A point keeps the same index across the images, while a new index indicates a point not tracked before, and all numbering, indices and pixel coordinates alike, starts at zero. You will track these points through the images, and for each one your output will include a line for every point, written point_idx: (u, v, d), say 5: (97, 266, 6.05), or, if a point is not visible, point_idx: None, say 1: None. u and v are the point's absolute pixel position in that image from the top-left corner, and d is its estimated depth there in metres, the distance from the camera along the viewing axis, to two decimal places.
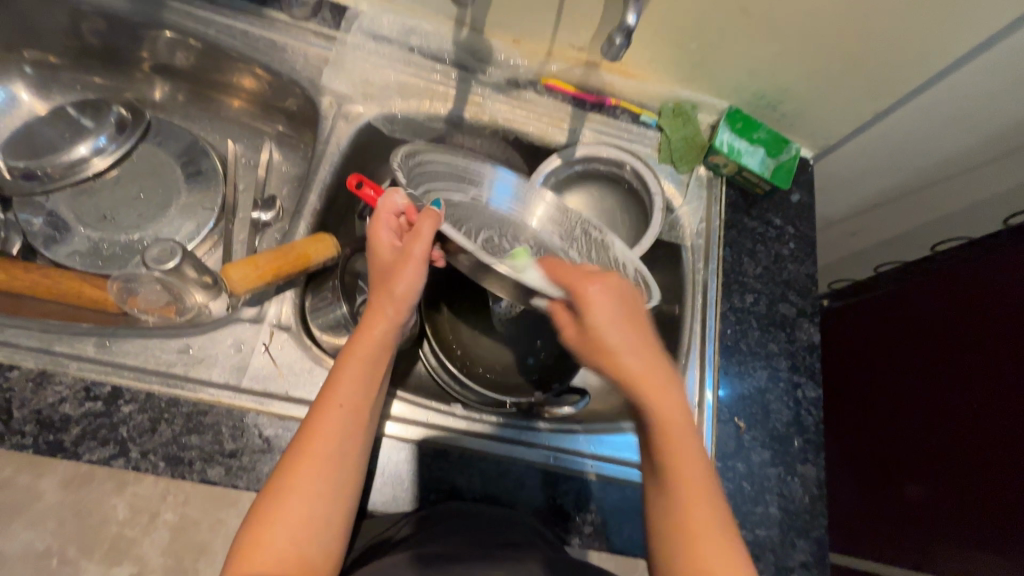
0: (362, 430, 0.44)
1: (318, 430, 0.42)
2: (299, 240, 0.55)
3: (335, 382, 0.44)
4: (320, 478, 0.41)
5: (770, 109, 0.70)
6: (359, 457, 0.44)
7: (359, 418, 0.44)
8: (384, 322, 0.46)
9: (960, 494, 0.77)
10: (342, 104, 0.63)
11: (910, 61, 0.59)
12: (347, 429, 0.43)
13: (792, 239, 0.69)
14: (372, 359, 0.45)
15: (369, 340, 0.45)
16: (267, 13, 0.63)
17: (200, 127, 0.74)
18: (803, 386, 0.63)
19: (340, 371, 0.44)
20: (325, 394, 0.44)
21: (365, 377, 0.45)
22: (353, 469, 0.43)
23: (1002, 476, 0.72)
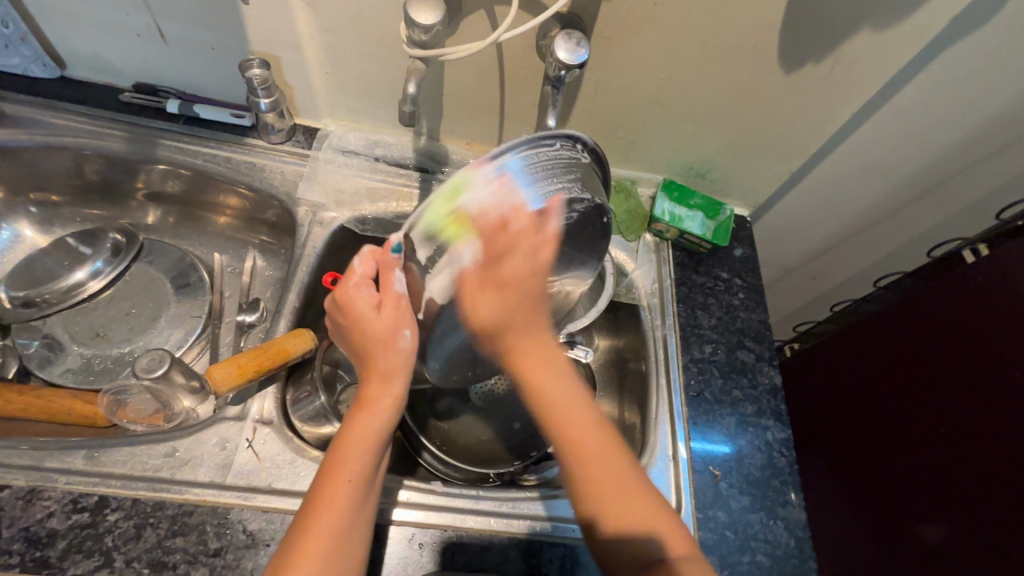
0: (370, 503, 0.46)
1: (330, 504, 0.43)
2: (279, 337, 0.58)
3: (347, 457, 0.45)
4: (328, 556, 0.41)
5: (700, 178, 0.78)
6: (363, 528, 0.45)
7: (365, 494, 0.45)
8: (394, 391, 0.50)
9: (965, 531, 0.74)
10: (317, 211, 0.70)
11: (806, 129, 0.68)
12: (356, 504, 0.44)
13: (741, 290, 0.75)
14: (380, 434, 0.48)
15: (381, 417, 0.48)
16: (247, 141, 0.72)
17: (190, 243, 0.81)
18: (771, 429, 0.65)
19: (355, 443, 0.46)
20: (339, 465, 0.45)
21: (374, 447, 0.47)
22: (359, 543, 0.44)
23: (998, 504, 0.71)
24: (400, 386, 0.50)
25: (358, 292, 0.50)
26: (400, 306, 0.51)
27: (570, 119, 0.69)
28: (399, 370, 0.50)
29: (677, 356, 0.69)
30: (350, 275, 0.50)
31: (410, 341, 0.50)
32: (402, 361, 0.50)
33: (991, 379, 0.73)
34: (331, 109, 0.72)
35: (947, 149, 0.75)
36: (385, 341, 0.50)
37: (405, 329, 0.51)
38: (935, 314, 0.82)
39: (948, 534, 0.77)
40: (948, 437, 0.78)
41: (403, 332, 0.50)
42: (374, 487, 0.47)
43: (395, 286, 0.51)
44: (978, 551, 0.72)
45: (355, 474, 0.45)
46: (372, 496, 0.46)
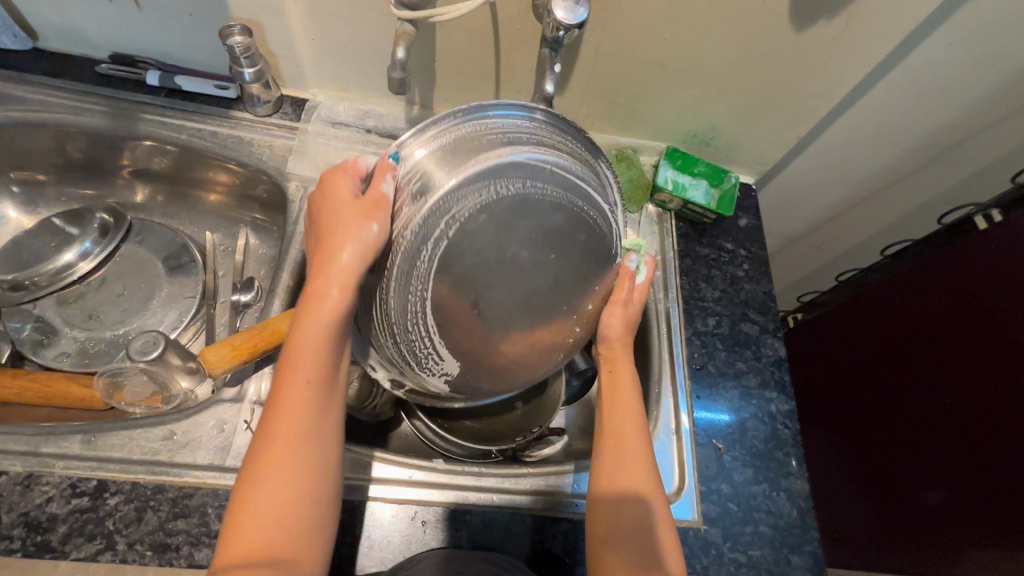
0: (334, 400, 0.43)
1: (289, 408, 0.40)
2: (273, 317, 0.56)
3: (301, 357, 0.41)
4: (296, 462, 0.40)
5: (704, 145, 0.76)
6: (334, 425, 0.43)
7: (325, 394, 0.42)
8: (345, 280, 0.41)
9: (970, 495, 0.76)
10: (308, 186, 0.67)
11: (816, 91, 0.65)
12: (318, 404, 0.41)
13: (745, 261, 0.73)
14: (334, 334, 0.42)
15: (332, 310, 0.41)
16: (233, 114, 0.69)
17: (180, 222, 0.79)
18: (775, 401, 0.65)
19: (306, 344, 0.41)
20: (292, 369, 0.41)
21: (329, 344, 0.42)
22: (328, 439, 0.42)
23: (1000, 470, 0.71)
24: (353, 276, 0.42)
25: (340, 179, 0.44)
26: (376, 203, 0.42)
27: (569, 85, 0.66)
28: (348, 263, 0.41)
29: (680, 330, 0.68)
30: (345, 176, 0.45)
31: (378, 237, 0.41)
32: (358, 252, 0.41)
33: (995, 348, 0.72)
34: (318, 78, 0.69)
35: (962, 111, 0.72)
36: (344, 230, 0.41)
37: (374, 221, 0.41)
38: (942, 282, 0.81)
39: (953, 497, 0.78)
40: (952, 405, 0.78)
41: (367, 227, 0.41)
42: (336, 383, 0.43)
43: (382, 186, 0.42)
44: (981, 515, 0.75)
45: (312, 373, 0.41)
46: (336, 389, 0.43)
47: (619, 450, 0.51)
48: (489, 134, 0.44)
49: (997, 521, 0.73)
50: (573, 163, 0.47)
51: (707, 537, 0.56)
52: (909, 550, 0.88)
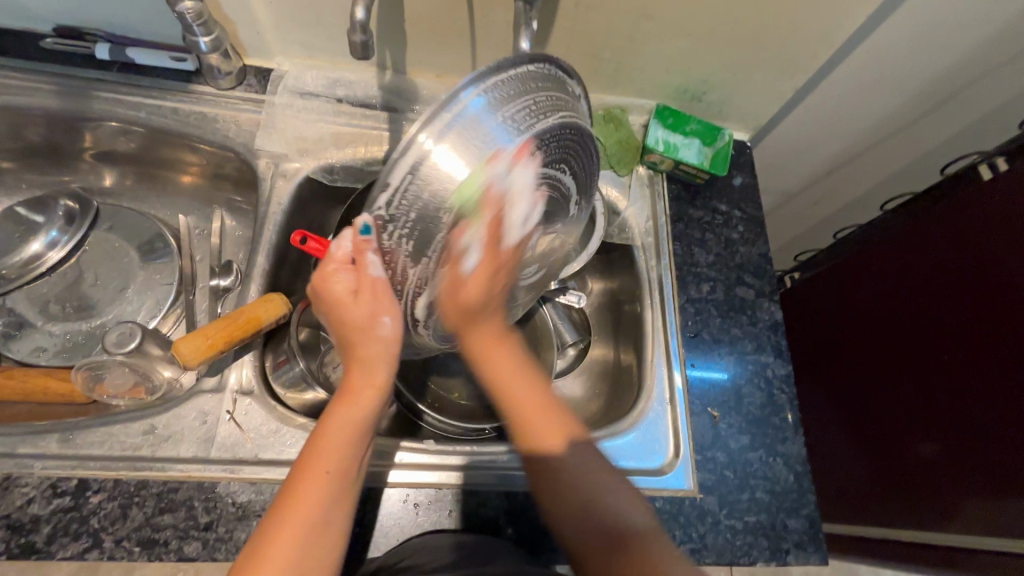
0: (347, 502, 0.41)
1: (304, 496, 0.39)
2: (249, 304, 0.54)
3: (325, 447, 0.41)
4: (299, 558, 0.37)
5: (696, 102, 0.72)
6: (340, 536, 0.40)
7: (343, 490, 0.40)
8: (377, 379, 0.44)
9: (965, 449, 0.75)
10: (279, 163, 0.64)
11: (815, 37, 0.61)
12: (332, 502, 0.39)
13: (740, 222, 0.71)
14: (359, 434, 0.42)
15: (363, 406, 0.43)
16: (194, 88, 0.65)
17: (152, 206, 0.75)
18: (772, 365, 0.64)
19: (335, 435, 0.41)
20: (314, 456, 0.40)
21: (354, 444, 0.42)
22: (336, 539, 0.39)
23: (1004, 423, 0.70)
24: (384, 374, 0.44)
25: (334, 276, 0.44)
26: (377, 291, 0.43)
27: (551, 41, 0.61)
28: (379, 357, 0.44)
29: (673, 297, 0.66)
30: (335, 255, 0.44)
31: (390, 329, 0.44)
32: (382, 347, 0.44)
33: (1006, 300, 0.70)
34: (282, 44, 0.64)
35: (970, 53, 0.68)
36: (362, 327, 0.43)
37: (385, 314, 0.43)
38: (951, 234, 0.78)
39: (948, 451, 0.77)
40: (956, 359, 0.77)
41: (380, 319, 0.43)
42: (353, 485, 0.41)
43: (370, 268, 0.43)
44: (980, 468, 0.73)
45: (332, 466, 0.40)
46: (351, 491, 0.41)
47: (519, 422, 0.48)
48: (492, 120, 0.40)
49: (1000, 475, 0.70)
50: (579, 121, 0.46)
51: (704, 505, 0.56)
52: (892, 506, 0.86)
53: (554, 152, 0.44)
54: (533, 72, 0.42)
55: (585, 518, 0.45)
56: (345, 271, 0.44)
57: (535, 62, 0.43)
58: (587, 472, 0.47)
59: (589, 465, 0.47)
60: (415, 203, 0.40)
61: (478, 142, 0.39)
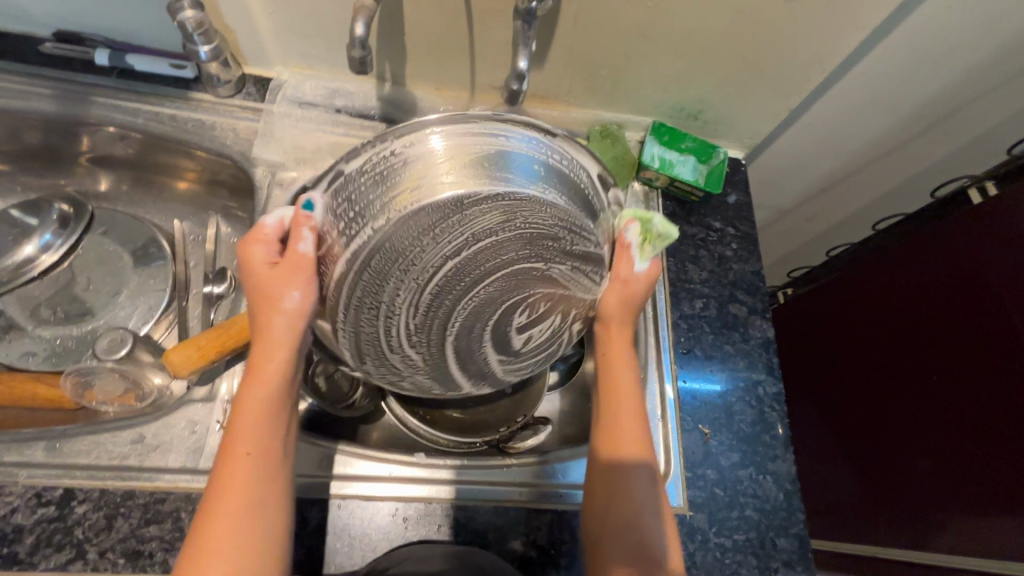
0: (277, 479, 0.41)
1: (229, 481, 0.39)
2: (241, 313, 0.53)
3: (239, 431, 0.41)
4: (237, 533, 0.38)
5: (692, 119, 0.72)
6: (277, 510, 0.40)
7: (266, 466, 0.40)
8: (277, 357, 0.44)
9: (955, 468, 0.75)
10: (276, 172, 0.64)
11: (809, 59, 0.62)
12: (257, 481, 0.40)
13: (734, 240, 0.71)
14: (271, 407, 0.42)
15: (265, 383, 0.43)
16: (192, 95, 0.65)
17: (147, 211, 0.75)
18: (763, 383, 0.64)
19: (248, 415, 0.42)
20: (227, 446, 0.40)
21: (271, 418, 0.42)
22: (276, 514, 0.40)
23: (995, 443, 0.70)
24: (288, 351, 0.44)
25: (256, 249, 0.45)
26: (296, 266, 0.43)
27: (549, 57, 0.62)
28: (280, 332, 0.44)
29: (667, 314, 0.66)
30: (261, 228, 0.46)
31: (301, 304, 0.44)
32: (286, 322, 0.44)
33: (1000, 321, 0.70)
34: (282, 54, 0.64)
35: (960, 79, 0.69)
36: (267, 297, 0.44)
37: (295, 289, 0.44)
38: (944, 254, 0.78)
39: (938, 470, 0.77)
40: (949, 378, 0.77)
41: (289, 294, 0.43)
42: (279, 463, 0.41)
43: (300, 247, 0.43)
44: (969, 488, 0.73)
45: (250, 445, 0.41)
46: (279, 468, 0.41)
47: (608, 420, 0.51)
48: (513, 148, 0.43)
49: (988, 497, 0.70)
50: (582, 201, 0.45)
51: (693, 522, 0.56)
52: (880, 524, 0.87)
53: (499, 205, 0.42)
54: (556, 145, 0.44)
55: (627, 522, 0.47)
56: (263, 246, 0.45)
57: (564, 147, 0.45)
58: (648, 499, 0.48)
59: (650, 488, 0.49)
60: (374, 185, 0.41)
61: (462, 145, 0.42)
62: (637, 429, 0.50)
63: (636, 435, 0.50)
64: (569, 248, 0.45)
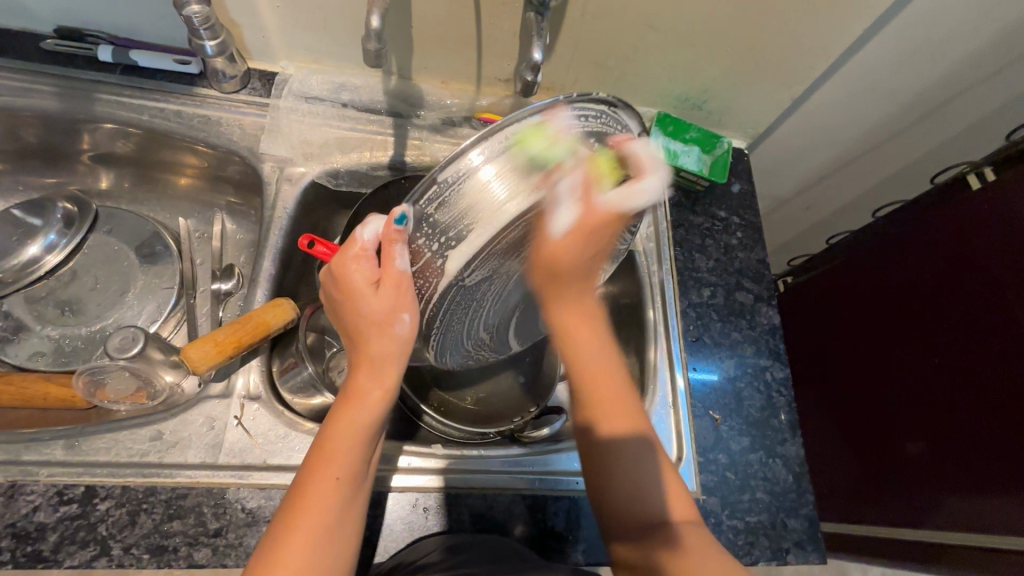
0: (358, 498, 0.43)
1: (313, 495, 0.40)
2: (257, 308, 0.54)
3: (335, 450, 0.42)
4: (316, 549, 0.39)
5: (696, 109, 0.73)
6: (352, 525, 0.42)
7: (352, 489, 0.42)
8: (387, 383, 0.44)
9: (951, 448, 0.77)
10: (284, 167, 0.64)
11: (813, 48, 0.63)
12: (341, 500, 0.41)
13: (739, 228, 0.72)
14: (371, 428, 0.43)
15: (372, 408, 0.43)
16: (196, 90, 0.64)
17: (150, 209, 0.74)
18: (771, 368, 0.65)
19: (345, 437, 0.42)
20: (323, 464, 0.41)
21: (363, 443, 0.43)
22: (351, 533, 0.41)
23: (993, 424, 0.72)
24: (393, 375, 0.44)
25: (353, 269, 0.42)
26: (401, 287, 0.41)
27: (556, 49, 0.62)
28: (392, 357, 0.44)
29: (675, 302, 0.67)
30: (356, 242, 0.42)
31: (411, 328, 0.43)
32: (396, 346, 0.43)
33: (999, 305, 0.72)
34: (287, 48, 0.64)
35: (958, 66, 0.70)
36: (378, 322, 0.42)
37: (405, 312, 0.42)
38: (945, 241, 0.80)
39: (934, 451, 0.79)
40: (948, 361, 0.79)
41: (400, 316, 0.42)
42: (361, 483, 0.43)
43: (396, 265, 0.40)
44: (968, 467, 0.75)
45: (342, 469, 0.41)
46: (360, 490, 0.43)
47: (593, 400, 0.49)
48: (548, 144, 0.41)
49: (987, 476, 0.73)
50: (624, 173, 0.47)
51: (707, 506, 0.57)
52: (878, 504, 0.89)
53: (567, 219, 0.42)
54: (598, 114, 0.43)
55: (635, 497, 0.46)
56: (359, 266, 0.42)
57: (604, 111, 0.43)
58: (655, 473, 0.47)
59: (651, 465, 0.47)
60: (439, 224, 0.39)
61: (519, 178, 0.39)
62: (620, 405, 0.48)
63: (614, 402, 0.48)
64: None
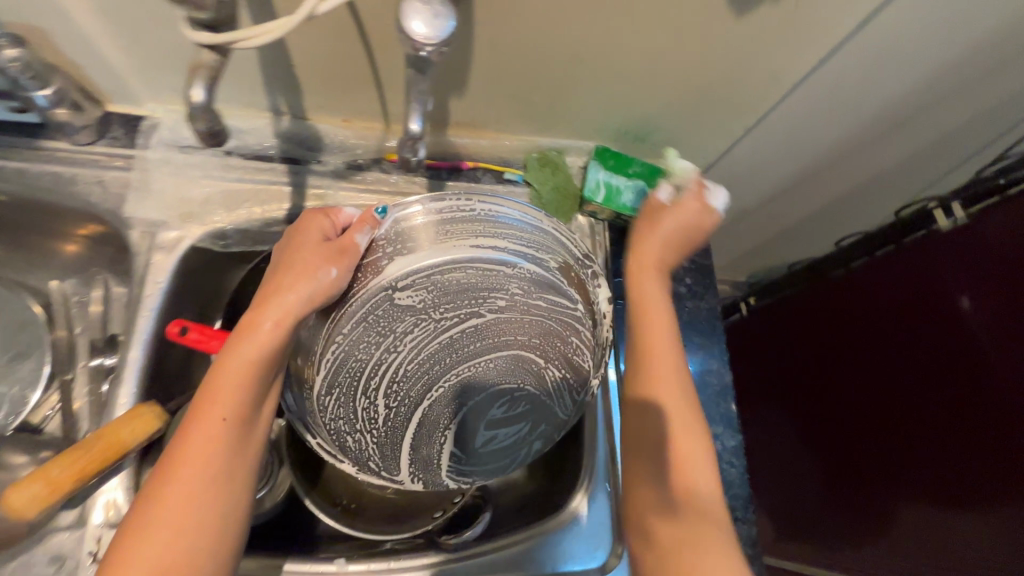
0: (251, 440, 0.41)
1: (197, 433, 0.38)
2: (113, 421, 0.45)
3: (218, 385, 0.39)
4: (202, 480, 0.37)
5: (639, 141, 0.65)
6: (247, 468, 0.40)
7: (240, 429, 0.40)
8: (282, 319, 0.42)
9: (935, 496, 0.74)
10: (155, 234, 0.55)
11: (761, 78, 0.55)
12: (227, 442, 0.39)
13: (688, 273, 0.65)
14: (259, 365, 0.41)
15: (261, 344, 0.41)
16: (43, 143, 0.54)
17: (17, 271, 0.64)
18: (720, 436, 0.59)
19: (231, 371, 0.40)
20: (206, 402, 0.39)
21: (249, 380, 0.40)
22: (242, 475, 0.39)
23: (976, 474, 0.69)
24: (291, 314, 0.42)
25: (312, 228, 0.46)
26: (342, 253, 0.46)
27: (470, 85, 0.53)
28: (297, 296, 0.43)
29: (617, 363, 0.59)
30: (337, 214, 0.48)
31: (335, 283, 0.45)
32: (308, 292, 0.43)
33: (982, 355, 0.67)
34: (149, 90, 0.53)
35: (922, 89, 0.63)
36: (300, 270, 0.44)
37: (333, 267, 0.45)
38: (923, 281, 0.74)
39: (919, 497, 0.76)
40: (927, 406, 0.74)
41: (325, 271, 0.44)
42: (255, 422, 0.41)
43: (357, 237, 0.47)
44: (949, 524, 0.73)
45: (231, 410, 0.39)
46: (253, 432, 0.41)
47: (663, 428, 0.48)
48: (499, 230, 0.51)
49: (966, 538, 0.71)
50: (563, 292, 0.53)
51: None
52: (848, 540, 0.88)
53: (475, 268, 0.51)
54: (556, 231, 0.52)
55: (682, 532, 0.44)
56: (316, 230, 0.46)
57: (578, 245, 0.53)
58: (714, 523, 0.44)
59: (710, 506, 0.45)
60: (382, 248, 0.49)
61: (458, 230, 0.51)
62: (689, 438, 0.47)
63: (682, 423, 0.48)
64: (559, 347, 0.54)
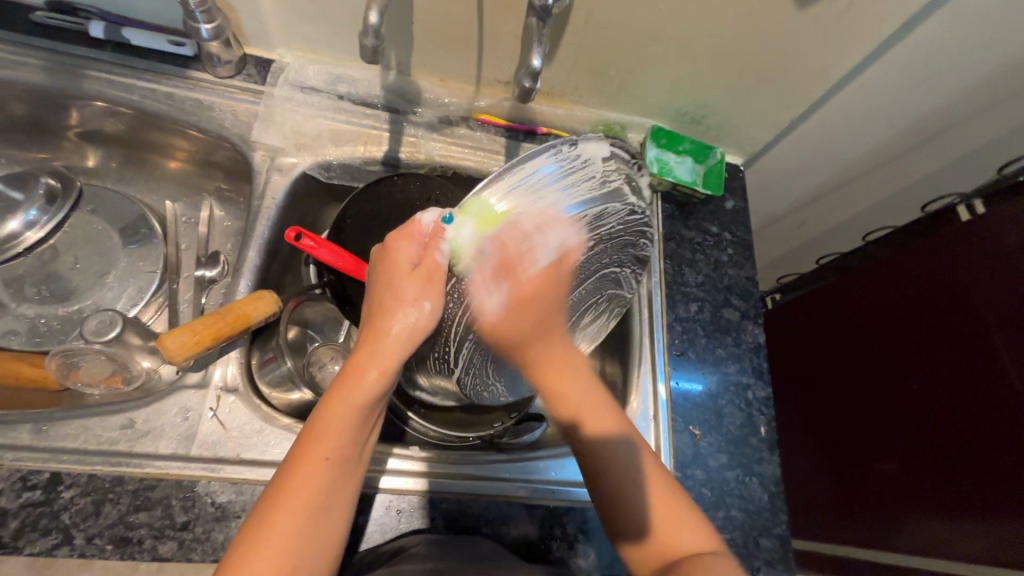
0: (351, 483, 0.41)
1: (300, 480, 0.38)
2: (238, 300, 0.53)
3: (328, 430, 0.40)
4: (302, 527, 0.37)
5: (694, 123, 0.73)
6: (344, 513, 0.40)
7: (344, 473, 0.40)
8: (387, 365, 0.42)
9: (951, 476, 0.75)
10: (275, 157, 0.63)
11: (812, 73, 0.63)
12: (332, 486, 0.39)
13: (730, 245, 0.72)
14: (366, 411, 0.41)
15: (367, 389, 0.41)
16: (191, 74, 0.63)
17: (137, 189, 0.73)
18: (752, 387, 0.65)
19: (340, 416, 0.40)
20: (313, 445, 0.39)
21: (354, 427, 0.41)
22: (340, 519, 0.40)
23: (983, 453, 0.72)
24: (396, 358, 0.42)
25: (402, 246, 0.43)
26: (434, 275, 0.42)
27: (558, 54, 0.62)
28: (397, 343, 0.42)
29: (662, 315, 0.67)
30: (417, 222, 0.43)
31: (432, 316, 0.42)
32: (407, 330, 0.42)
33: (984, 335, 0.72)
34: (285, 36, 0.62)
35: (954, 99, 0.70)
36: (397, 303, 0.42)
37: (428, 298, 0.42)
38: (931, 266, 0.80)
39: (912, 468, 0.81)
40: (919, 377, 0.81)
41: (422, 304, 0.42)
42: (355, 466, 0.41)
43: (437, 255, 0.42)
44: (937, 501, 0.77)
45: (333, 453, 0.40)
46: (352, 475, 0.41)
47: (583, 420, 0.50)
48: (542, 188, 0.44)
49: (955, 507, 0.75)
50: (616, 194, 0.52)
51: None
52: (845, 517, 0.92)
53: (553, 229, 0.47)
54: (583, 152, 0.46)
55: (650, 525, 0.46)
56: (407, 248, 0.43)
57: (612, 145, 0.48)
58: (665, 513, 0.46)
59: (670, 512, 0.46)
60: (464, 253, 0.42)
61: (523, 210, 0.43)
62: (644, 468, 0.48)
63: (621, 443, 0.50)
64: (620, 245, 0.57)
